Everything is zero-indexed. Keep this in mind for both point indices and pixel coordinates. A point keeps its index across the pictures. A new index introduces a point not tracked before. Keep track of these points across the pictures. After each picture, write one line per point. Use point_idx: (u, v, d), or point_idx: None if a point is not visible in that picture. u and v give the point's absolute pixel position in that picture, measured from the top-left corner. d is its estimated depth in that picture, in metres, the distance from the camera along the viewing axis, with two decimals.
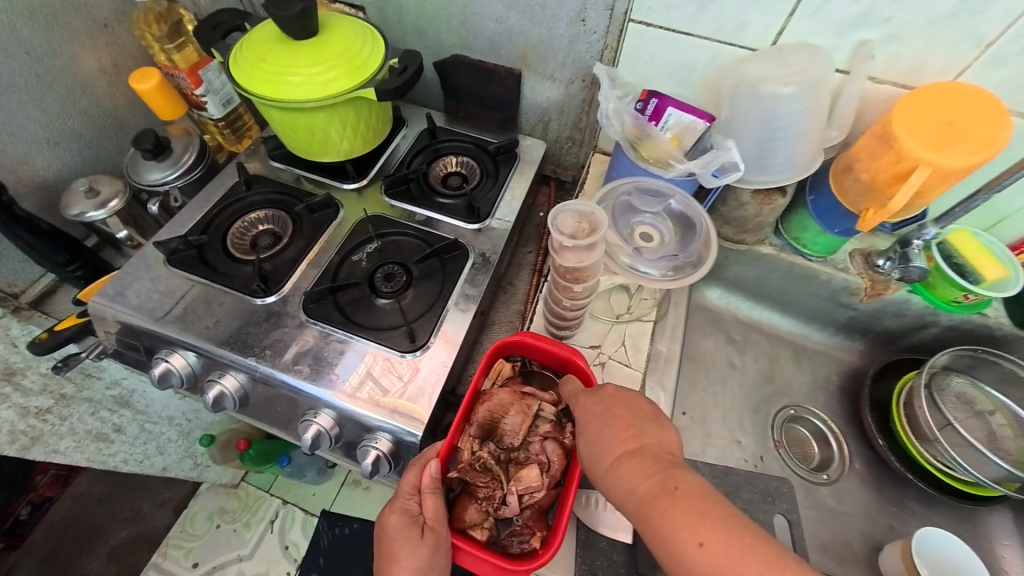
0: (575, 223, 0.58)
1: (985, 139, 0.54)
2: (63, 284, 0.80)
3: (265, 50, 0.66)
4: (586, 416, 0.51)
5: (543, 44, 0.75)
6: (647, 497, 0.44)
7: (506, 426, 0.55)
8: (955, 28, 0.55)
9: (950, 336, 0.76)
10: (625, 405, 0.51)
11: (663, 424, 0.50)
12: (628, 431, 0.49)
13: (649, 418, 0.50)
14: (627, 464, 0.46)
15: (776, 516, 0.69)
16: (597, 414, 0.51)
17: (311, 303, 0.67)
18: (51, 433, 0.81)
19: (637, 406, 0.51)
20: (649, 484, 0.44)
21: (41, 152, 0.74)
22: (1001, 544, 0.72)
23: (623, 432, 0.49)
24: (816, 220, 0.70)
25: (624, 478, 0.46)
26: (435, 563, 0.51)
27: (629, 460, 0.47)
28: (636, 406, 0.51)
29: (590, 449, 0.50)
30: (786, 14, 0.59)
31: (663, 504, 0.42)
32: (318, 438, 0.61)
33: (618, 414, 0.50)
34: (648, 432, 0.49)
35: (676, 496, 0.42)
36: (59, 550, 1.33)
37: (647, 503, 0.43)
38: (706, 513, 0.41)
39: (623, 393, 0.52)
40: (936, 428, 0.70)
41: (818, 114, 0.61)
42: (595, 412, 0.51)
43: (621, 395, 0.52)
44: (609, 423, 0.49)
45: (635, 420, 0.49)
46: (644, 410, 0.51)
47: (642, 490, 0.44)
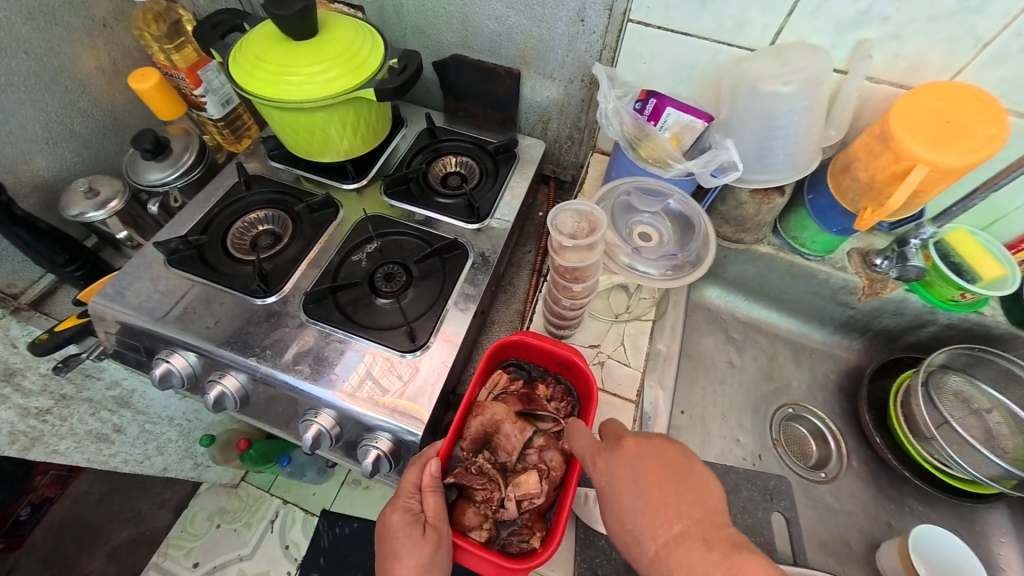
0: (575, 223, 0.58)
1: (983, 137, 0.54)
2: (63, 285, 0.80)
3: (265, 49, 0.66)
4: (613, 488, 0.47)
5: (543, 43, 0.75)
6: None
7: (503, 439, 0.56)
8: (952, 27, 0.55)
9: (948, 334, 0.77)
10: (655, 469, 0.47)
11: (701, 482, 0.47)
12: (665, 507, 0.45)
13: (685, 482, 0.47)
14: (674, 551, 0.43)
15: (774, 514, 0.70)
16: (627, 485, 0.47)
17: (312, 303, 0.67)
18: (51, 434, 0.81)
19: (669, 469, 0.47)
20: None
21: (40, 153, 0.74)
22: (998, 541, 0.73)
23: (662, 509, 0.45)
24: (814, 219, 0.70)
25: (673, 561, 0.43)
26: (438, 561, 0.51)
27: (677, 546, 0.44)
28: (667, 467, 0.48)
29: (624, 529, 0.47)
30: (785, 13, 0.59)
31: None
32: (319, 438, 0.61)
33: (651, 483, 0.47)
34: (687, 503, 0.46)
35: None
36: (60, 550, 1.33)
37: None
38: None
39: (647, 454, 0.48)
40: (933, 426, 0.70)
41: (816, 113, 0.61)
42: (622, 481, 0.47)
43: (647, 455, 0.48)
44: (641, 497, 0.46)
45: (669, 490, 0.46)
46: (677, 469, 0.48)
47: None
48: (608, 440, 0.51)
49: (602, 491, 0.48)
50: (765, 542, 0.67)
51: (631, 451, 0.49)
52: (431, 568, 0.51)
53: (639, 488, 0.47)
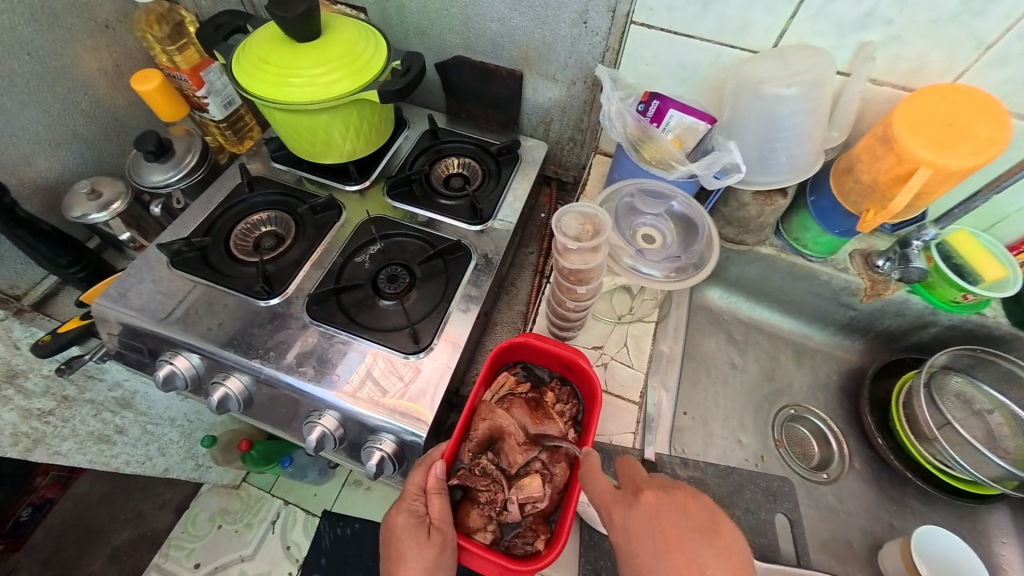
0: (579, 225, 0.58)
1: (986, 139, 0.54)
2: (65, 286, 0.80)
3: (268, 51, 0.66)
4: (632, 545, 0.46)
5: (545, 45, 0.75)
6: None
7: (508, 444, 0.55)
8: (954, 29, 0.55)
9: (950, 335, 0.77)
10: (676, 528, 0.45)
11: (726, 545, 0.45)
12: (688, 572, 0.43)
13: (709, 541, 0.45)
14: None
15: (778, 515, 0.68)
16: (647, 544, 0.46)
17: (315, 305, 0.67)
18: (53, 436, 0.81)
19: (691, 528, 0.45)
20: None
21: (42, 154, 0.74)
22: (999, 542, 0.73)
23: (686, 574, 0.43)
24: (816, 221, 0.71)
25: None
26: (443, 564, 0.51)
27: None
28: (689, 524, 0.46)
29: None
30: (788, 16, 0.59)
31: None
32: (323, 440, 0.61)
33: (673, 542, 0.45)
34: (713, 566, 0.43)
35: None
36: (60, 551, 1.33)
37: None
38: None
39: (667, 511, 0.46)
40: (935, 427, 0.70)
41: (818, 115, 0.61)
42: (640, 540, 0.46)
43: (668, 512, 0.46)
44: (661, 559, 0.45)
45: (692, 552, 0.44)
46: (700, 528, 0.45)
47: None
48: (625, 486, 0.50)
49: (620, 544, 0.47)
50: (767, 543, 0.66)
51: (649, 506, 0.47)
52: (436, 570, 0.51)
53: (660, 547, 0.45)
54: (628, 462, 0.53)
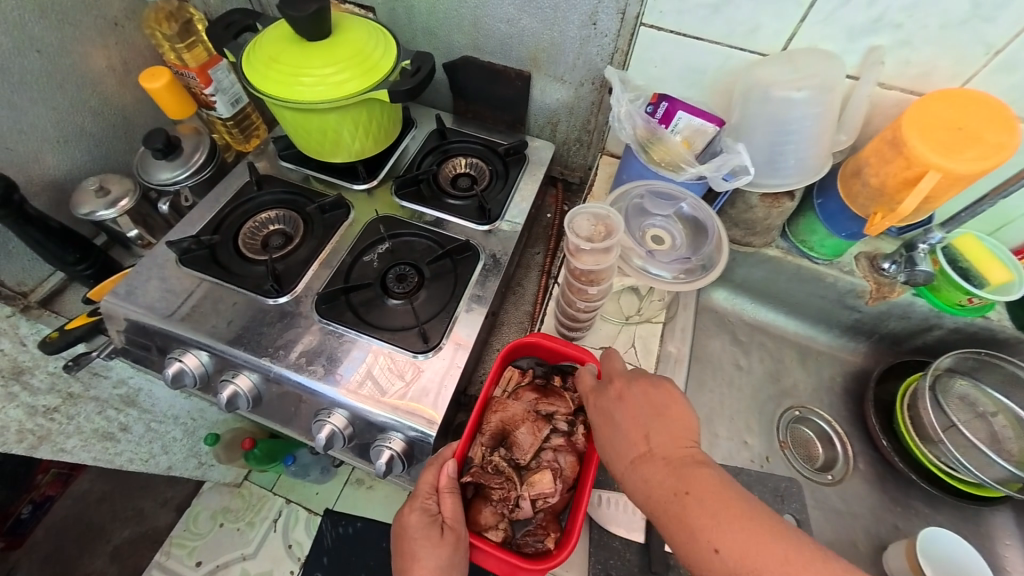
0: (592, 226, 0.58)
1: (993, 144, 0.55)
2: (73, 284, 0.80)
3: (278, 50, 0.67)
4: (600, 421, 0.52)
5: (554, 46, 0.75)
6: (660, 502, 0.44)
7: (518, 437, 0.56)
8: (963, 34, 0.56)
9: (954, 339, 0.77)
10: (630, 402, 0.50)
11: (675, 417, 0.49)
12: (635, 434, 0.49)
13: (659, 415, 0.49)
14: (638, 471, 0.47)
15: (785, 515, 0.73)
16: (610, 419, 0.51)
17: (324, 304, 0.67)
18: (58, 433, 0.81)
19: (644, 402, 0.50)
20: (662, 491, 0.44)
21: (51, 152, 0.74)
22: (1003, 544, 0.73)
23: (634, 436, 0.48)
24: (823, 223, 0.71)
25: (634, 476, 0.47)
26: (457, 563, 0.51)
27: (637, 462, 0.47)
28: (644, 404, 0.50)
29: (606, 454, 0.50)
30: (798, 20, 0.60)
31: (674, 513, 0.42)
32: (332, 438, 0.61)
33: (629, 416, 0.50)
34: (658, 431, 0.48)
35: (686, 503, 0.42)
36: (61, 549, 1.33)
37: (657, 497, 0.44)
38: (719, 518, 0.40)
39: (629, 392, 0.51)
40: (940, 430, 0.71)
41: (827, 119, 0.61)
42: (605, 416, 0.51)
43: (631, 396, 0.51)
44: (617, 426, 0.50)
45: (640, 419, 0.49)
46: (654, 406, 0.50)
47: (656, 497, 0.44)
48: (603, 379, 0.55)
49: (594, 422, 0.53)
50: None
51: (616, 390, 0.52)
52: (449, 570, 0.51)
53: (616, 419, 0.50)
54: (610, 357, 0.57)
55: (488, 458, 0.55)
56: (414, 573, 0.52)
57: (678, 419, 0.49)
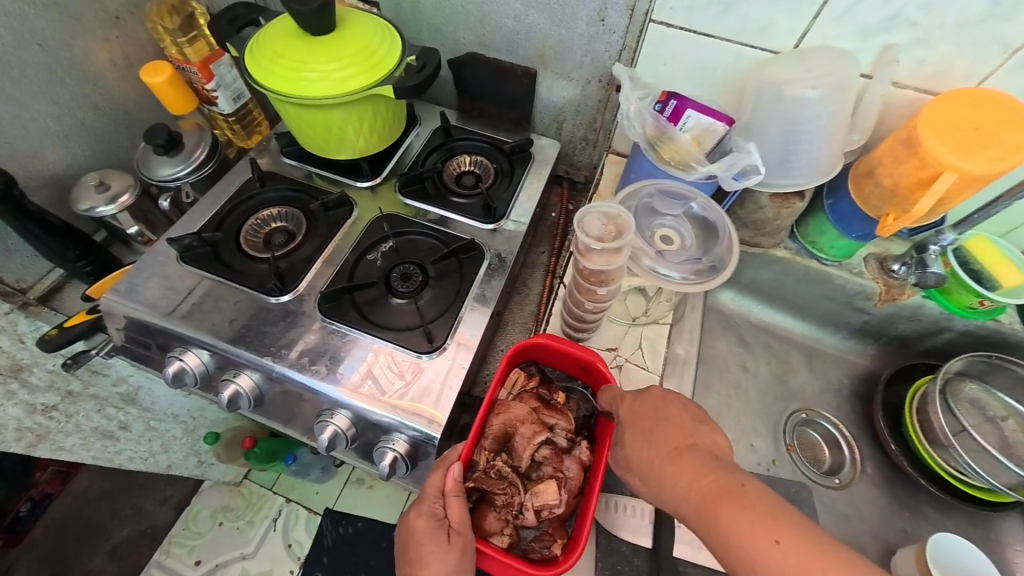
0: (602, 225, 0.57)
1: (1012, 145, 0.53)
2: (72, 280, 0.79)
3: (282, 44, 0.65)
4: (638, 417, 0.51)
5: (561, 43, 0.74)
6: (705, 493, 0.44)
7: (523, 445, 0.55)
8: (980, 33, 0.55)
9: (964, 341, 0.77)
10: (674, 404, 0.52)
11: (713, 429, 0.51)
12: (678, 433, 0.50)
13: (702, 422, 0.51)
14: (682, 464, 0.47)
15: None
16: (652, 417, 0.51)
17: (328, 303, 0.66)
18: (57, 431, 0.80)
19: (687, 407, 0.52)
20: (712, 484, 0.45)
21: (51, 147, 0.73)
22: (1013, 550, 0.72)
23: (678, 435, 0.49)
24: (833, 224, 0.70)
25: (676, 470, 0.47)
26: (463, 569, 0.50)
27: (683, 458, 0.47)
28: (688, 409, 0.52)
29: (643, 448, 0.50)
30: (811, 17, 0.59)
31: (730, 503, 0.43)
32: (335, 439, 0.60)
33: (673, 418, 0.51)
34: (702, 433, 0.50)
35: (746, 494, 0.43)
36: (59, 548, 1.31)
37: (703, 489, 0.45)
38: (774, 512, 0.42)
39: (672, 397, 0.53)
40: (950, 434, 0.70)
41: (840, 118, 0.60)
42: (645, 412, 0.51)
43: (673, 399, 0.52)
44: (660, 424, 0.50)
45: (684, 420, 0.51)
46: (696, 414, 0.51)
47: (705, 490, 0.45)
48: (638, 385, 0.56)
49: (625, 421, 0.52)
50: None
51: (657, 393, 0.53)
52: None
53: (657, 416, 0.51)
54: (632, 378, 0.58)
55: (492, 462, 0.55)
56: None
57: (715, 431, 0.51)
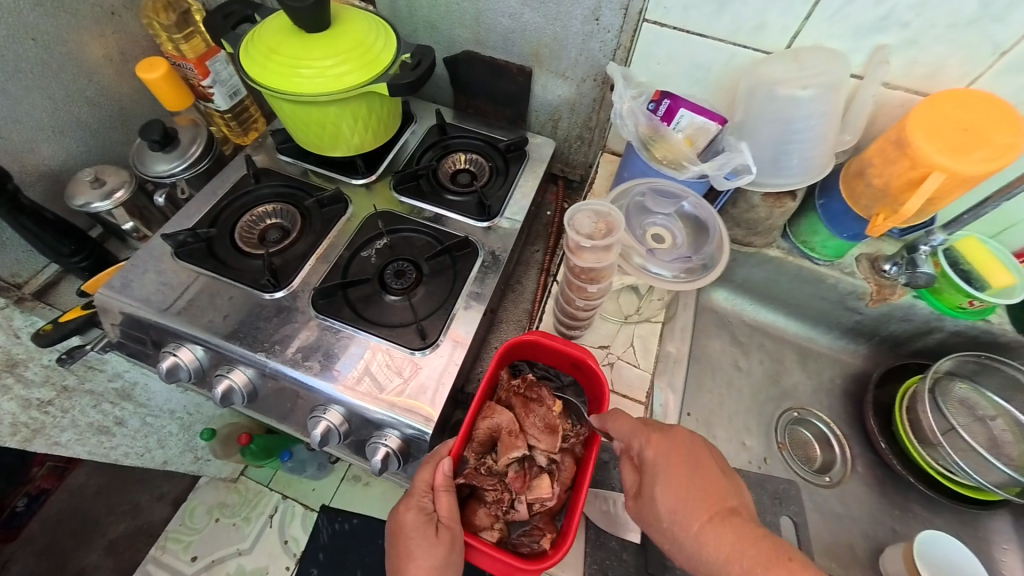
0: (593, 224, 0.58)
1: (1001, 145, 0.54)
2: (67, 276, 0.79)
3: (277, 41, 0.66)
4: (669, 464, 0.50)
5: (556, 41, 0.74)
6: (750, 561, 0.43)
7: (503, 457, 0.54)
8: (971, 34, 0.55)
9: (955, 341, 0.77)
10: (707, 453, 0.51)
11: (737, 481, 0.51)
12: (713, 488, 0.48)
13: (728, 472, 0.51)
14: (720, 527, 0.46)
15: (783, 519, 0.66)
16: (682, 466, 0.50)
17: (322, 299, 0.66)
18: (53, 425, 0.80)
19: (717, 457, 0.52)
20: (756, 552, 0.43)
21: (46, 141, 0.73)
22: (1001, 548, 0.73)
23: (713, 490, 0.48)
24: (825, 223, 0.70)
25: (715, 534, 0.45)
26: (451, 562, 0.51)
27: (722, 520, 0.46)
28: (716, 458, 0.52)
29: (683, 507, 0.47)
30: (803, 17, 0.59)
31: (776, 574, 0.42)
32: (328, 435, 0.61)
33: (705, 470, 0.49)
34: (736, 489, 0.50)
35: (794, 567, 0.42)
36: (56, 543, 1.32)
37: (746, 557, 0.43)
38: None
39: (699, 442, 0.52)
40: (939, 433, 0.71)
41: (832, 118, 0.61)
42: (676, 460, 0.50)
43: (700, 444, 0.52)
44: (693, 476, 0.49)
45: (720, 478, 0.49)
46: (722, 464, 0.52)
47: (748, 557, 0.43)
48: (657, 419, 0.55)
49: (656, 467, 0.50)
50: None
51: (680, 434, 0.52)
52: (444, 571, 0.50)
53: (690, 467, 0.49)
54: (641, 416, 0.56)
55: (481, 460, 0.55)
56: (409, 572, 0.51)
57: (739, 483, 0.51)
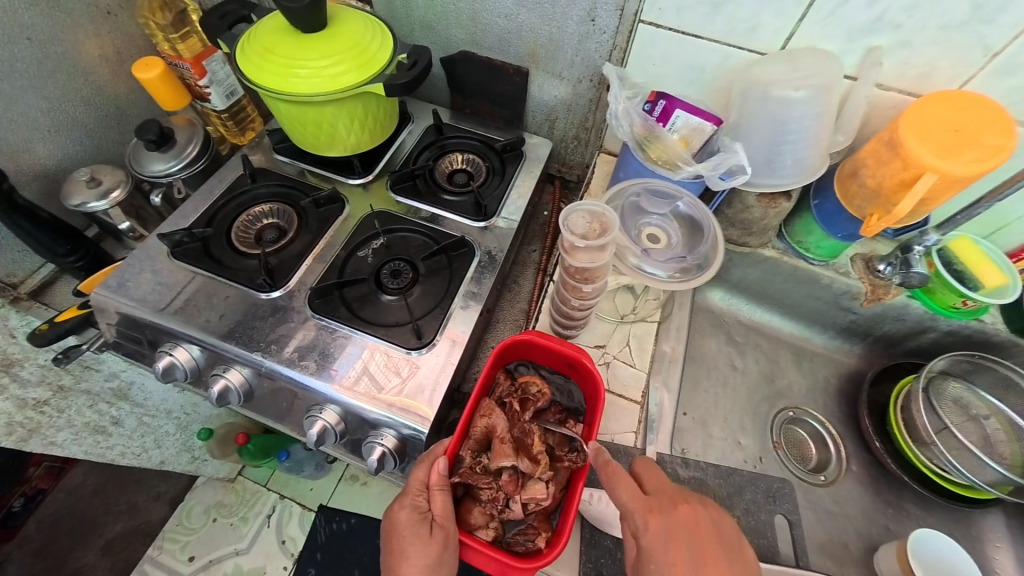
0: (587, 224, 0.58)
1: (991, 147, 0.54)
2: (63, 276, 0.79)
3: (273, 40, 0.66)
4: (669, 555, 0.49)
5: (552, 42, 0.74)
6: None
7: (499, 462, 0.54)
8: (963, 36, 0.55)
9: (949, 341, 0.77)
10: (710, 536, 0.51)
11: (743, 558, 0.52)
12: None
13: (733, 552, 0.51)
14: None
15: (777, 516, 0.65)
16: (682, 555, 0.50)
17: (318, 299, 0.67)
18: (49, 425, 0.80)
19: (722, 540, 0.51)
20: None
21: (42, 141, 0.73)
22: (994, 546, 0.74)
23: None
24: (820, 224, 0.71)
25: None
26: (446, 560, 0.51)
27: None
28: (720, 538, 0.51)
29: None
30: (797, 19, 0.59)
31: None
32: (324, 434, 0.61)
33: (706, 555, 0.50)
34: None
35: None
36: (53, 543, 1.31)
37: None
38: None
39: (703, 522, 0.52)
40: (933, 432, 0.71)
41: (826, 118, 0.61)
42: (677, 549, 0.50)
43: (704, 525, 0.51)
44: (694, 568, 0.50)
45: (723, 566, 0.50)
46: (727, 542, 0.52)
47: None
48: (657, 489, 0.53)
49: (654, 556, 0.50)
50: (766, 544, 0.63)
51: (683, 514, 0.51)
52: (438, 569, 0.51)
53: (690, 555, 0.50)
54: (647, 465, 0.56)
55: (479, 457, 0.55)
56: (403, 570, 0.52)
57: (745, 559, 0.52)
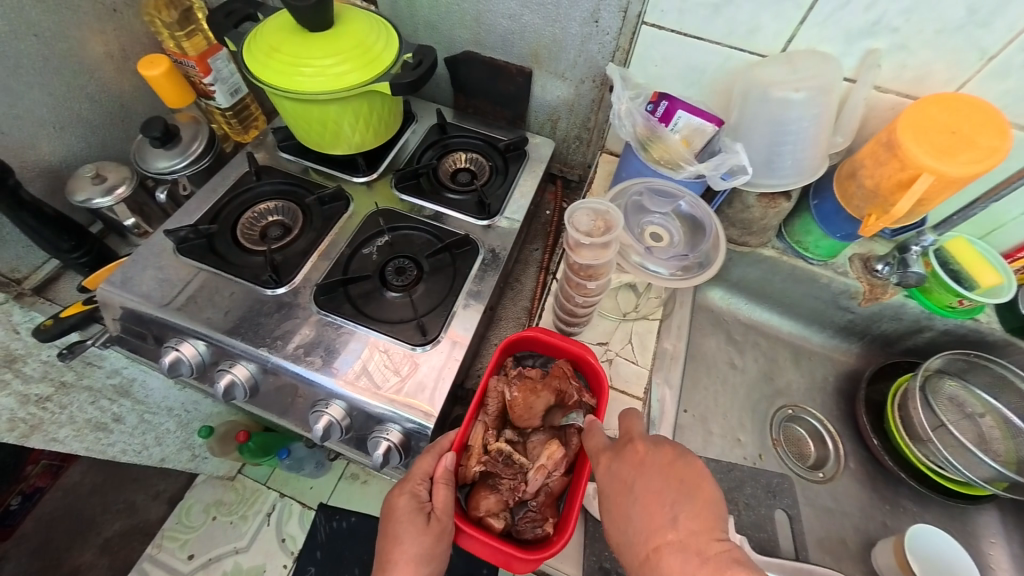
0: (591, 221, 0.59)
1: (986, 148, 0.55)
2: (67, 271, 0.79)
3: (279, 39, 0.66)
4: (614, 490, 0.49)
5: (555, 43, 0.75)
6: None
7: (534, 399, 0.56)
8: (958, 39, 0.57)
9: (944, 340, 0.79)
10: (659, 476, 0.48)
11: (701, 498, 0.46)
12: (660, 509, 0.47)
13: (688, 494, 0.46)
14: (665, 559, 0.44)
15: (777, 511, 0.71)
16: (626, 487, 0.49)
17: (322, 295, 0.67)
18: (50, 422, 0.80)
19: (677, 475, 0.48)
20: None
21: (47, 137, 0.74)
22: (987, 542, 0.75)
23: (659, 520, 0.46)
24: (818, 224, 0.72)
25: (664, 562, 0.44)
26: (436, 552, 0.53)
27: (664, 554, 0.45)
28: (671, 474, 0.48)
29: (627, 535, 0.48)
30: (797, 21, 0.60)
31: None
32: (329, 429, 0.61)
33: (650, 489, 0.48)
34: (686, 511, 0.46)
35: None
36: (51, 541, 1.31)
37: None
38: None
39: (654, 459, 0.49)
40: (929, 429, 0.72)
41: (824, 120, 0.62)
42: (624, 484, 0.49)
43: (651, 462, 0.49)
44: (636, 503, 0.48)
45: (669, 502, 0.47)
46: (681, 481, 0.47)
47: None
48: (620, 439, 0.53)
49: (605, 490, 0.50)
50: (766, 537, 0.67)
51: (637, 454, 0.50)
52: (427, 558, 0.53)
53: (635, 491, 0.48)
54: (629, 416, 0.55)
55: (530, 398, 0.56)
56: (394, 555, 0.54)
57: (706, 501, 0.46)
